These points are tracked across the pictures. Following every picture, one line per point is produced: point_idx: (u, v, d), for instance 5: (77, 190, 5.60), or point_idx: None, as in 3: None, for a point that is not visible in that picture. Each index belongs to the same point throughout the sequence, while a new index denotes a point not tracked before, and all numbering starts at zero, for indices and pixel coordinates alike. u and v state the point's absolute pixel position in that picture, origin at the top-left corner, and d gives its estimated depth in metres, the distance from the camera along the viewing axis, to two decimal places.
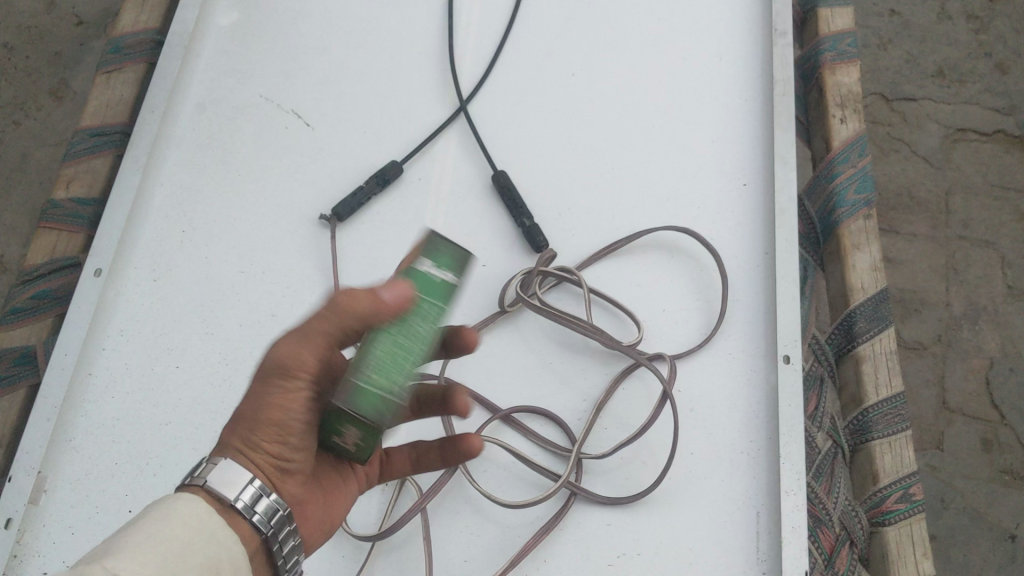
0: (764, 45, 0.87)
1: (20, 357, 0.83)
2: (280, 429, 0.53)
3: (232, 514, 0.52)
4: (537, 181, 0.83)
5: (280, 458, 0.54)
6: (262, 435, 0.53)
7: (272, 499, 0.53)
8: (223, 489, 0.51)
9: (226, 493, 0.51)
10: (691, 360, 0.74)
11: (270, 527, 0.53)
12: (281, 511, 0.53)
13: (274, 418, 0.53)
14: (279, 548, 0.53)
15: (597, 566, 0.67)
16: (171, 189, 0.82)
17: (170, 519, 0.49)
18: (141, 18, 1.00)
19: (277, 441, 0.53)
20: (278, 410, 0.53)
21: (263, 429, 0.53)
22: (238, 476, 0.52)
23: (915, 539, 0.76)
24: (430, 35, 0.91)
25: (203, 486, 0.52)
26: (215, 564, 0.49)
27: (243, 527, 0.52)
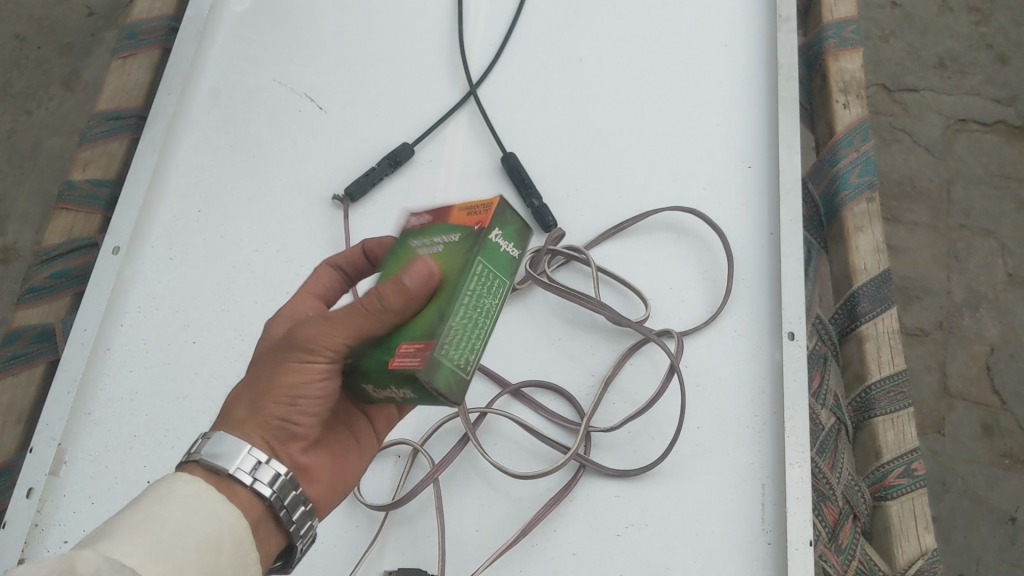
0: (768, 30, 0.88)
1: (39, 334, 0.84)
2: (292, 392, 0.53)
3: (231, 485, 0.52)
4: (546, 163, 0.84)
5: (286, 422, 0.54)
6: (267, 400, 0.54)
7: (273, 465, 0.53)
8: (218, 461, 0.51)
9: (223, 464, 0.51)
10: (698, 337, 0.75)
11: (273, 491, 0.52)
12: (283, 476, 0.53)
13: (286, 382, 0.54)
14: (287, 514, 0.53)
15: (606, 536, 0.68)
16: (187, 170, 0.84)
17: (166, 500, 0.49)
18: (156, 5, 1.01)
19: (285, 404, 0.54)
20: (292, 375, 0.53)
21: (271, 394, 0.54)
22: (233, 449, 0.52)
23: (916, 512, 0.78)
24: (440, 22, 0.92)
25: (199, 461, 0.52)
26: (214, 539, 0.49)
27: (247, 498, 0.52)
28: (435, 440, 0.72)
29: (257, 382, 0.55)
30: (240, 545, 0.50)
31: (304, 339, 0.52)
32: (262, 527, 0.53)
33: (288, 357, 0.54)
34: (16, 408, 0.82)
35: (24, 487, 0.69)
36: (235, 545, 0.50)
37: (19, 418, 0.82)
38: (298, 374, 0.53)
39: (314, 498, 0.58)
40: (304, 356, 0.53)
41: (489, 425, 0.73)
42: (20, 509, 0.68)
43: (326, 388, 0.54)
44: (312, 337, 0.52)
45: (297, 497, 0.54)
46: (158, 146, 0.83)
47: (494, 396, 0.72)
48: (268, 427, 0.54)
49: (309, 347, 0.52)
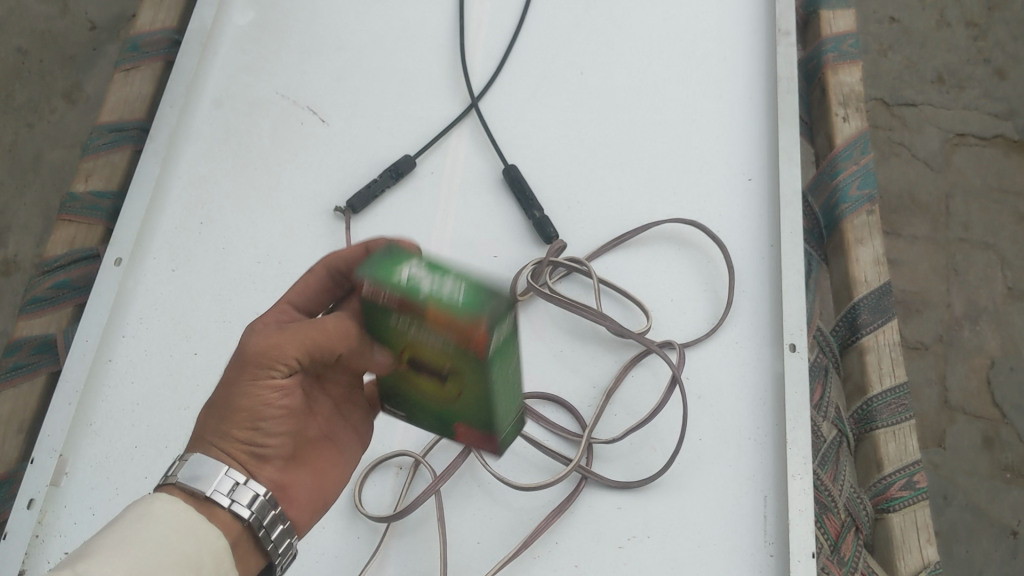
0: (767, 44, 0.89)
1: (40, 345, 0.85)
2: (251, 415, 0.55)
3: (209, 506, 0.52)
4: (547, 175, 0.85)
5: (254, 443, 0.56)
6: (227, 423, 0.55)
7: (250, 485, 0.53)
8: (194, 484, 0.52)
9: (200, 487, 0.52)
10: (699, 348, 0.75)
11: (251, 512, 0.52)
12: (262, 496, 0.53)
13: (244, 404, 0.55)
14: (266, 534, 0.53)
15: (609, 548, 0.68)
16: (189, 181, 0.85)
17: (146, 520, 0.50)
18: (158, 17, 1.02)
19: (248, 427, 0.55)
20: (247, 396, 0.55)
21: (231, 418, 0.55)
22: (210, 472, 0.52)
23: (919, 524, 0.78)
24: (441, 35, 0.93)
25: (176, 484, 0.52)
26: (194, 560, 0.49)
27: (226, 519, 0.52)
28: (436, 452, 0.72)
29: (214, 405, 0.56)
30: (218, 566, 0.50)
31: (256, 358, 0.55)
32: (242, 545, 0.53)
33: (242, 377, 0.55)
34: (16, 418, 0.83)
35: (24, 497, 0.69)
36: (214, 565, 0.50)
37: (19, 428, 0.83)
38: (253, 394, 0.55)
39: (292, 517, 0.58)
40: (259, 374, 0.55)
41: None
42: (20, 519, 0.68)
43: (285, 403, 0.56)
44: (264, 355, 0.55)
45: (276, 516, 0.54)
46: (160, 158, 0.84)
47: None
48: (231, 448, 0.55)
49: (264, 362, 0.55)
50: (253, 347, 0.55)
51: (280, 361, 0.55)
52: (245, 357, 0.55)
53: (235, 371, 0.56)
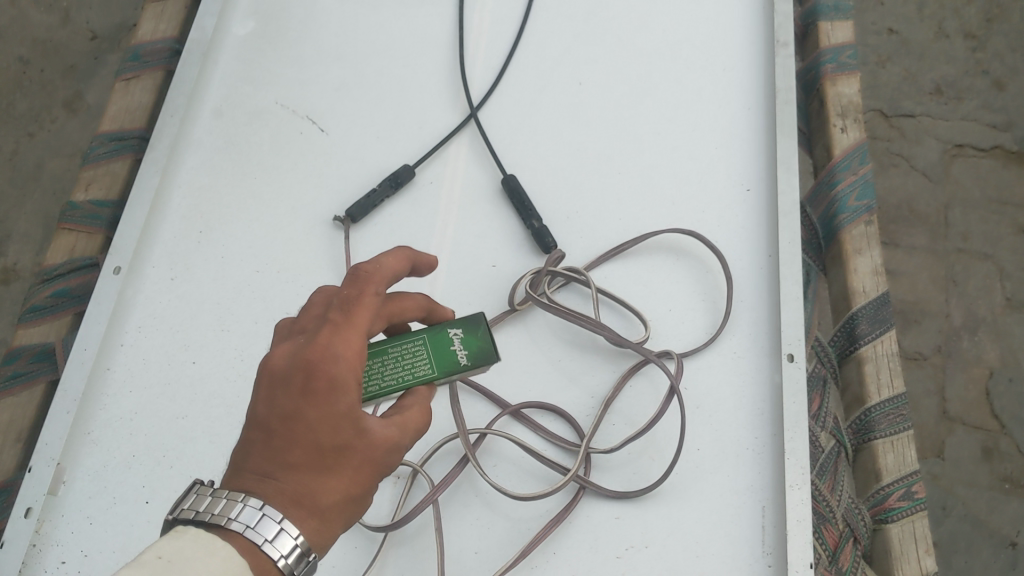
0: (766, 55, 0.89)
1: (39, 353, 0.85)
2: (357, 504, 0.52)
3: (256, 564, 0.46)
4: (545, 185, 0.85)
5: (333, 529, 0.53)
6: (347, 512, 0.52)
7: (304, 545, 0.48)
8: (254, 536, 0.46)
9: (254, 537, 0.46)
10: (698, 358, 0.75)
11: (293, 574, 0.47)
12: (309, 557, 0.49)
13: (360, 496, 0.52)
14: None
15: (606, 558, 0.68)
16: (189, 191, 0.85)
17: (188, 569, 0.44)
18: (159, 28, 1.02)
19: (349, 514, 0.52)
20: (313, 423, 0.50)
21: (342, 506, 0.51)
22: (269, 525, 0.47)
23: (917, 535, 0.78)
24: (442, 46, 0.94)
25: (227, 527, 0.46)
26: None
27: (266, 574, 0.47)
28: (434, 462, 0.72)
29: (323, 482, 0.50)
30: None
31: (384, 451, 0.52)
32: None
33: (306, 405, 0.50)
34: (15, 427, 0.83)
35: (22, 506, 0.69)
36: None
37: (18, 437, 0.83)
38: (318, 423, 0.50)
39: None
40: (381, 466, 0.53)
41: (488, 445, 0.72)
42: (18, 528, 0.68)
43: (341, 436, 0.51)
44: (390, 450, 0.53)
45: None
46: (160, 167, 0.84)
47: (495, 417, 0.72)
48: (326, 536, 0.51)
49: (386, 456, 0.53)
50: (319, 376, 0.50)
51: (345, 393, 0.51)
52: (372, 444, 0.52)
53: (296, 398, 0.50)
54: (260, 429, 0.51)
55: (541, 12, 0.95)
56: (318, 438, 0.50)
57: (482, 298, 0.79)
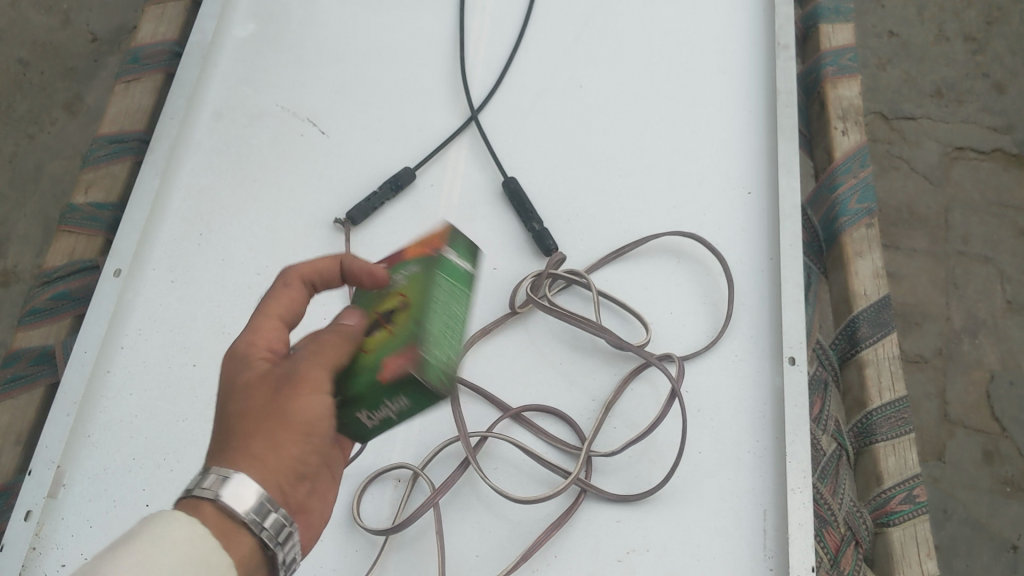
0: (766, 58, 0.89)
1: (39, 356, 0.85)
2: (305, 429, 0.53)
3: (238, 533, 0.48)
4: (546, 188, 0.85)
5: (298, 463, 0.53)
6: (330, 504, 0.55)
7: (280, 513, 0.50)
8: (234, 506, 0.48)
9: (238, 508, 0.48)
10: (699, 361, 0.75)
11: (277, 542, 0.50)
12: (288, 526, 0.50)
13: (302, 417, 0.52)
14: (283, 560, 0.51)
15: (607, 562, 0.68)
16: (189, 193, 0.85)
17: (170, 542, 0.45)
18: (159, 30, 1.02)
19: (301, 442, 0.53)
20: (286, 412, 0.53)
21: (286, 431, 0.52)
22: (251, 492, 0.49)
23: (919, 539, 0.78)
24: (443, 48, 0.94)
25: (211, 499, 0.48)
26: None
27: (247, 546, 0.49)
28: (435, 465, 0.72)
29: (264, 419, 0.53)
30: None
31: (308, 372, 0.53)
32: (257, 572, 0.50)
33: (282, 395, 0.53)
34: (15, 429, 0.83)
35: (21, 509, 0.69)
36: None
37: (18, 439, 0.82)
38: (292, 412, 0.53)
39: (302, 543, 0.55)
40: (313, 385, 0.53)
41: (489, 448, 0.72)
42: (17, 531, 0.68)
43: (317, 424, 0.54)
44: (313, 367, 0.53)
45: (293, 547, 0.52)
46: (160, 169, 0.84)
47: (495, 420, 0.72)
48: (283, 470, 0.52)
49: (315, 377, 0.53)
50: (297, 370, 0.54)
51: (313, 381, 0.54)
52: (297, 370, 0.53)
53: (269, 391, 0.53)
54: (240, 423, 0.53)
55: (542, 14, 0.95)
56: (259, 388, 0.54)
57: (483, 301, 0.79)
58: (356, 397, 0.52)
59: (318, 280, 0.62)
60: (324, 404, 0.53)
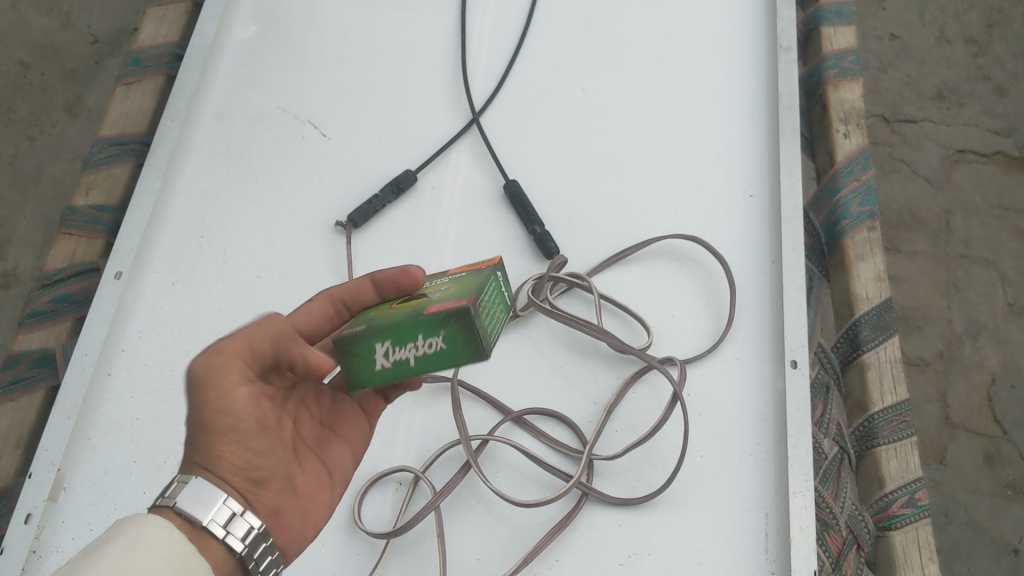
0: (768, 61, 0.89)
1: (39, 358, 0.85)
2: (234, 431, 0.54)
3: (204, 538, 0.52)
4: (547, 190, 0.85)
5: (246, 467, 0.55)
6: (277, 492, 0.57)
7: (246, 518, 0.53)
8: (196, 510, 0.51)
9: (200, 515, 0.51)
10: (700, 364, 0.75)
11: (244, 545, 0.52)
12: (255, 530, 0.53)
13: (224, 420, 0.54)
14: (256, 565, 0.53)
15: (609, 565, 0.67)
16: (190, 195, 0.85)
17: (139, 547, 0.48)
18: (161, 32, 1.02)
19: (236, 446, 0.54)
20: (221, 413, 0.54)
21: (217, 438, 0.54)
22: (211, 497, 0.52)
23: (920, 543, 0.77)
24: (444, 51, 0.94)
25: (173, 507, 0.51)
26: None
27: (218, 552, 0.52)
28: (436, 468, 0.71)
29: (195, 431, 0.54)
30: None
31: (224, 369, 0.54)
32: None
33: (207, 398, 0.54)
34: (15, 432, 0.82)
35: (21, 513, 0.69)
36: None
37: (18, 442, 0.82)
38: (225, 412, 0.54)
39: (283, 544, 0.58)
40: (233, 384, 0.55)
41: (490, 452, 0.72)
42: (17, 534, 0.68)
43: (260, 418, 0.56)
44: (230, 361, 0.55)
45: (266, 548, 0.54)
46: (161, 172, 0.84)
47: (497, 424, 0.71)
48: (230, 475, 0.54)
49: (227, 373, 0.54)
50: (201, 369, 0.54)
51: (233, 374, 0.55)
52: (201, 375, 0.54)
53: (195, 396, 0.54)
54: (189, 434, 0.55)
55: (543, 17, 0.95)
56: (186, 407, 0.55)
57: None
58: (387, 328, 0.50)
59: (346, 297, 0.62)
60: (245, 396, 0.55)
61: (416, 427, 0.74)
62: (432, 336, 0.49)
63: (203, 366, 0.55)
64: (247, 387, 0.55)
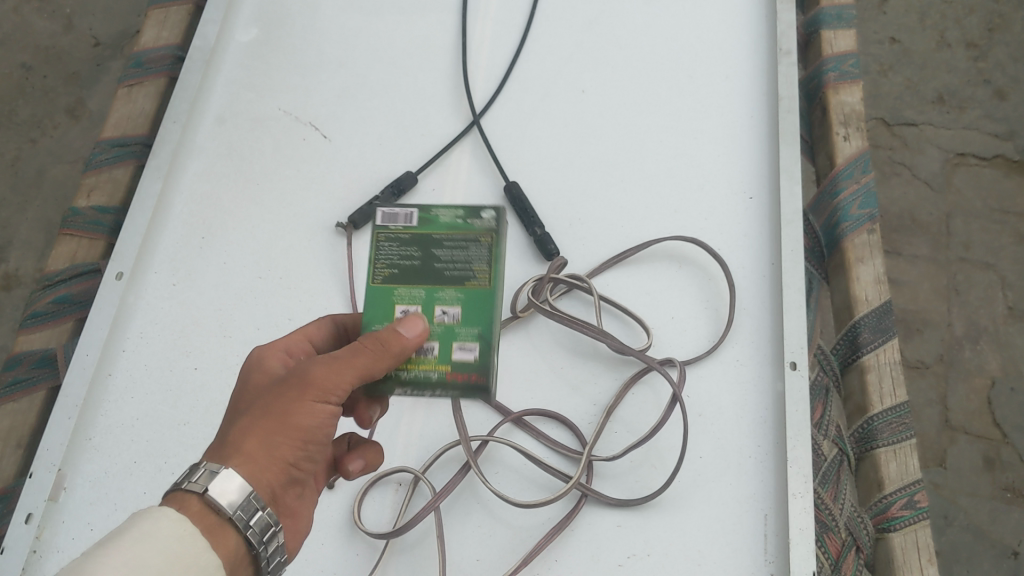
0: (768, 64, 0.90)
1: (40, 359, 0.85)
2: (303, 436, 0.54)
3: (221, 528, 0.50)
4: (548, 192, 0.85)
5: (292, 466, 0.54)
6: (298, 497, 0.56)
7: (266, 513, 0.52)
8: (221, 501, 0.50)
9: (224, 506, 0.50)
10: (700, 366, 0.75)
11: (262, 542, 0.52)
12: (274, 526, 0.52)
13: (299, 421, 0.53)
14: (266, 562, 0.53)
15: (608, 567, 0.68)
16: (191, 198, 0.85)
17: (150, 541, 0.47)
18: (163, 34, 1.03)
19: (295, 446, 0.54)
20: (304, 416, 0.53)
21: (282, 432, 0.53)
22: (237, 489, 0.51)
23: (920, 545, 0.77)
24: (446, 53, 0.94)
25: (201, 495, 0.50)
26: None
27: (234, 544, 0.51)
28: (436, 469, 0.72)
29: (265, 415, 0.53)
30: None
31: (318, 381, 0.53)
32: (239, 568, 0.52)
33: (299, 398, 0.54)
34: (16, 433, 0.83)
35: (22, 512, 0.69)
36: None
37: (19, 443, 0.82)
38: (308, 416, 0.54)
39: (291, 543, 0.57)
40: (321, 397, 0.54)
41: (489, 453, 0.72)
42: (18, 534, 0.68)
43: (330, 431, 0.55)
44: (325, 380, 0.53)
45: (278, 546, 0.54)
46: (162, 174, 0.85)
47: (497, 425, 0.71)
48: (275, 470, 0.53)
49: (324, 389, 0.53)
50: (315, 372, 0.53)
51: (331, 386, 0.53)
52: (307, 376, 0.54)
53: (292, 389, 0.54)
54: (252, 416, 0.54)
55: (544, 20, 0.95)
56: (269, 388, 0.55)
57: None
58: (422, 230, 0.58)
59: (349, 322, 0.64)
60: (325, 413, 0.54)
61: (417, 428, 0.74)
62: (430, 208, 0.58)
63: (304, 371, 0.54)
64: (332, 405, 0.54)
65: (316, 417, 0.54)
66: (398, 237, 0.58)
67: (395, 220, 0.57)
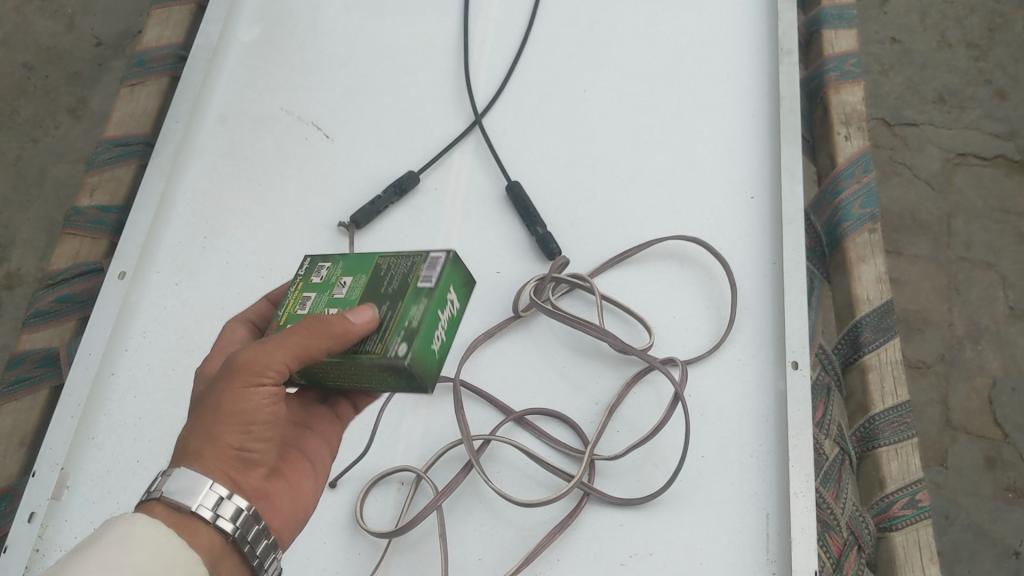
0: (769, 64, 0.90)
1: (42, 358, 0.85)
2: (245, 419, 0.54)
3: (191, 524, 0.51)
4: (549, 191, 0.85)
5: (241, 450, 0.55)
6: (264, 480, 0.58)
7: (234, 500, 0.53)
8: (181, 497, 0.51)
9: (185, 500, 0.51)
10: (701, 365, 0.75)
11: (235, 527, 0.52)
12: (246, 510, 0.53)
13: (237, 408, 0.54)
14: (251, 548, 0.53)
15: (610, 565, 0.68)
16: (193, 197, 0.85)
17: (126, 544, 0.48)
18: (165, 34, 1.03)
19: (240, 431, 0.54)
20: (237, 401, 0.54)
21: (221, 421, 0.54)
22: (195, 484, 0.52)
23: (921, 543, 0.78)
24: (447, 52, 0.94)
25: (160, 498, 0.52)
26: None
27: (207, 536, 0.52)
28: (438, 468, 0.72)
29: (202, 412, 0.54)
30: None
31: (246, 365, 0.54)
32: (221, 560, 0.52)
33: (232, 385, 0.54)
34: (19, 432, 0.83)
35: (25, 511, 0.69)
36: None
37: (21, 442, 0.83)
38: (243, 401, 0.54)
39: (275, 527, 0.59)
40: (252, 379, 0.54)
41: (492, 452, 0.72)
42: (20, 533, 0.69)
43: (274, 409, 0.55)
44: (252, 364, 0.53)
45: (259, 530, 0.54)
46: (163, 173, 0.85)
47: (499, 423, 0.72)
48: (225, 458, 0.54)
49: (252, 371, 0.54)
50: (243, 357, 0.54)
51: (262, 368, 0.53)
52: (235, 363, 0.54)
53: (224, 378, 0.55)
54: (194, 414, 0.55)
55: (545, 19, 0.96)
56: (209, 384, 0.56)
57: (488, 306, 0.79)
58: (421, 296, 0.56)
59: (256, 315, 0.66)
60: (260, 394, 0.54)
61: (419, 428, 0.74)
62: (423, 299, 0.55)
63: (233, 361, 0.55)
64: (268, 386, 0.55)
65: (254, 400, 0.54)
66: (413, 274, 0.57)
67: (430, 267, 0.56)
